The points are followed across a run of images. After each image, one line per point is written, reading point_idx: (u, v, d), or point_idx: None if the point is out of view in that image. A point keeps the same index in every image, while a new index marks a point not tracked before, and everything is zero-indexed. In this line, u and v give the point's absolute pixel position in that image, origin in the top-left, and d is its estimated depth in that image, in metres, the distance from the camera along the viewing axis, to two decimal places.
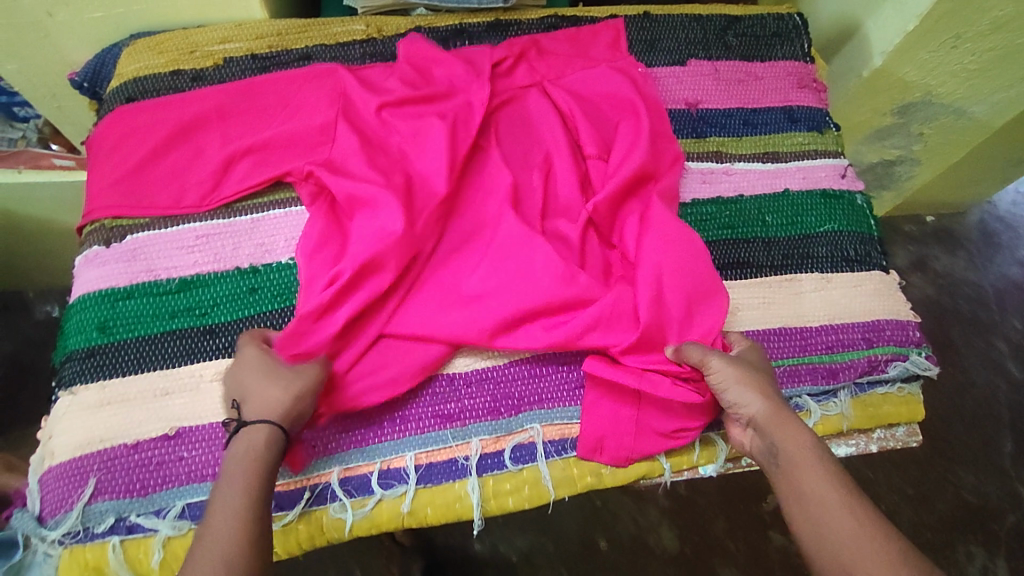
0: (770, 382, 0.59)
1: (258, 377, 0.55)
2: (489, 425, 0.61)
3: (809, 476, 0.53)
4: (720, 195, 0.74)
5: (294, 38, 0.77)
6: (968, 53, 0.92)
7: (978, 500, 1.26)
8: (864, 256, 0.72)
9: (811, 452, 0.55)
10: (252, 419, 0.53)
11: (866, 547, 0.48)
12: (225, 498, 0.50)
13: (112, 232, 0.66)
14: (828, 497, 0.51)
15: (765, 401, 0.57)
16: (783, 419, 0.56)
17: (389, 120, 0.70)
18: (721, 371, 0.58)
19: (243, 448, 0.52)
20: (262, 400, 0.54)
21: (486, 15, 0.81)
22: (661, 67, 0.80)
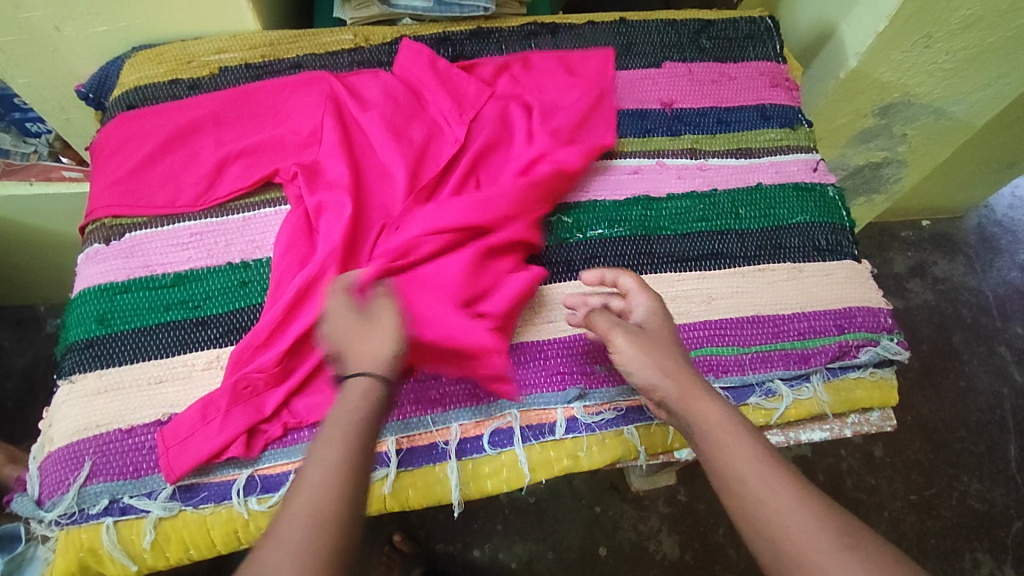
0: (673, 351, 0.59)
1: (359, 332, 0.56)
2: (469, 410, 0.63)
3: (723, 449, 0.54)
4: (695, 190, 0.76)
5: (286, 48, 0.81)
6: (942, 53, 0.96)
7: (985, 507, 1.25)
8: (837, 246, 0.74)
9: (723, 420, 0.55)
10: (359, 369, 0.54)
11: (785, 511, 0.50)
12: (325, 449, 0.50)
13: (112, 230, 0.70)
14: (747, 473, 0.52)
15: (670, 376, 0.58)
16: (691, 393, 0.57)
17: (374, 124, 0.74)
18: (625, 351, 0.59)
19: (343, 405, 0.52)
20: (364, 353, 0.55)
21: (468, 23, 0.85)
22: (637, 69, 0.83)
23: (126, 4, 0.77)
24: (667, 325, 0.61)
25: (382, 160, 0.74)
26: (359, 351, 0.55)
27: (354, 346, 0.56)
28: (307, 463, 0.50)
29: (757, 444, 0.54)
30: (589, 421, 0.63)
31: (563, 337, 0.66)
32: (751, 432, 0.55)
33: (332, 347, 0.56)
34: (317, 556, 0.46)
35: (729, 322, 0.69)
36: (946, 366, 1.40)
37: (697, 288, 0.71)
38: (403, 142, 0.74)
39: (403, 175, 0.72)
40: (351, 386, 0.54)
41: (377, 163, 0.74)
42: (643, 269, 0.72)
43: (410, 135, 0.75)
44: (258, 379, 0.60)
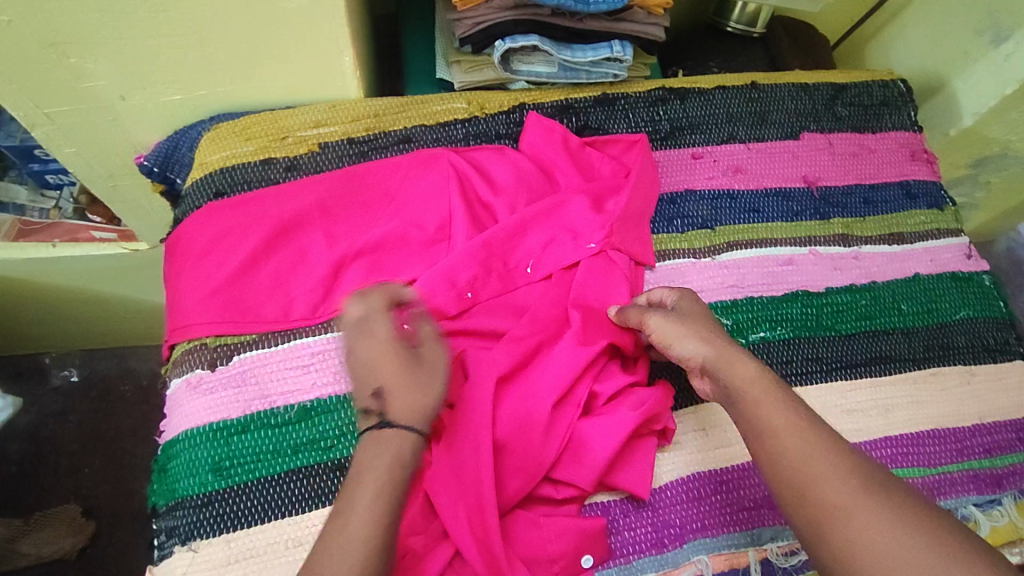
0: (711, 324, 0.57)
1: (395, 376, 0.50)
2: (655, 560, 0.56)
3: (754, 408, 0.51)
4: (854, 283, 0.70)
5: (392, 119, 0.71)
6: None
7: None
8: (1004, 344, 0.70)
9: (761, 382, 0.52)
10: (397, 421, 0.49)
11: (820, 473, 0.47)
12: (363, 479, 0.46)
13: (216, 352, 0.59)
14: (781, 434, 0.49)
15: (709, 343, 0.55)
16: (729, 358, 0.54)
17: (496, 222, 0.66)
18: (660, 326, 0.57)
19: (377, 454, 0.47)
20: (406, 402, 0.49)
21: (592, 88, 0.76)
22: (775, 141, 0.77)
23: (212, 73, 0.65)
24: (700, 303, 0.59)
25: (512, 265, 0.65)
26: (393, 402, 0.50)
27: (390, 389, 0.50)
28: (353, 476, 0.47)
29: (793, 402, 0.51)
30: (784, 564, 0.57)
31: (741, 465, 0.60)
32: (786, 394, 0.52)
33: (368, 385, 0.51)
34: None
35: (911, 438, 0.63)
36: None
37: (872, 400, 0.65)
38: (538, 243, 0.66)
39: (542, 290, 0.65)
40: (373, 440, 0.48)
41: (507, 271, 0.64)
42: (813, 378, 0.65)
43: (542, 233, 0.66)
44: (418, 542, 0.52)
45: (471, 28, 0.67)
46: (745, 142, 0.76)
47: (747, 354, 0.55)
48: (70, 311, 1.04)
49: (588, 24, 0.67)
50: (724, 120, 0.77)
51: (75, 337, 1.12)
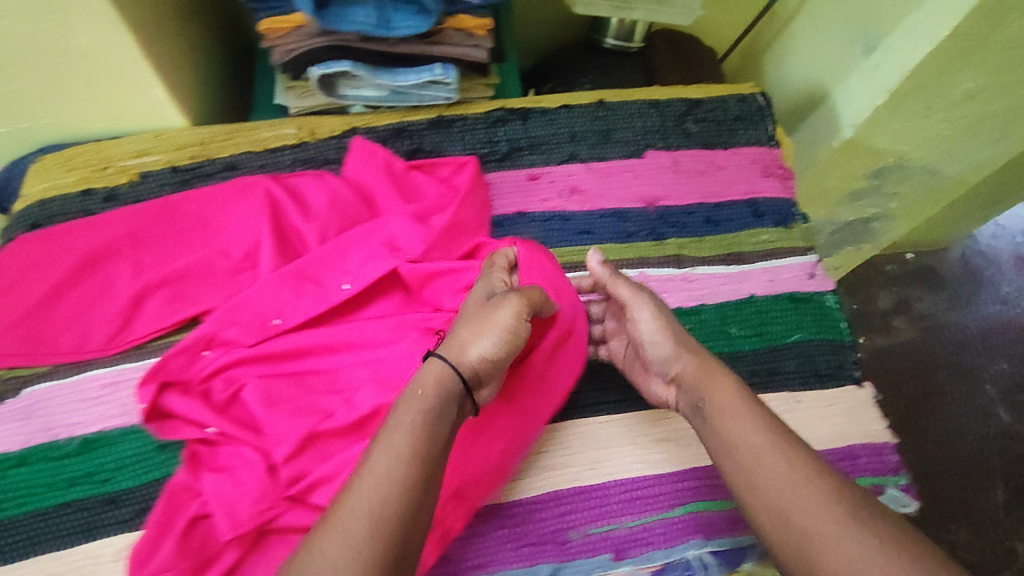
0: (681, 329, 0.61)
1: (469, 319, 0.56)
2: None
3: (734, 422, 0.53)
4: (681, 307, 0.68)
5: (218, 147, 0.71)
6: (941, 121, 0.89)
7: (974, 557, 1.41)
8: (837, 369, 0.67)
9: (737, 399, 0.54)
10: (442, 354, 0.54)
11: (795, 494, 0.48)
12: (393, 436, 0.48)
13: (7, 385, 0.61)
14: (758, 444, 0.51)
15: (685, 351, 0.58)
16: (704, 376, 0.57)
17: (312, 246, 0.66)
18: (641, 317, 0.60)
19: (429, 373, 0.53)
20: (457, 343, 0.55)
21: (427, 109, 0.75)
22: (616, 160, 0.75)
23: (22, 106, 0.65)
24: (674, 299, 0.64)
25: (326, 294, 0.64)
26: (455, 341, 0.55)
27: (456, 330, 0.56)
28: (387, 430, 0.49)
29: (762, 417, 0.53)
30: None
31: (533, 498, 0.60)
32: (751, 408, 0.54)
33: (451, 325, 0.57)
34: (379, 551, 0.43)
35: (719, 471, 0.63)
36: (931, 409, 1.57)
37: (681, 430, 0.65)
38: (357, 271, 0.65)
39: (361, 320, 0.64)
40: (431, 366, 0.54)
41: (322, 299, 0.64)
42: (622, 407, 0.65)
43: (360, 253, 0.65)
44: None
45: (285, 55, 0.66)
46: (586, 162, 0.75)
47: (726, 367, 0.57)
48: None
49: (403, 49, 0.66)
50: (566, 139, 0.76)
51: None
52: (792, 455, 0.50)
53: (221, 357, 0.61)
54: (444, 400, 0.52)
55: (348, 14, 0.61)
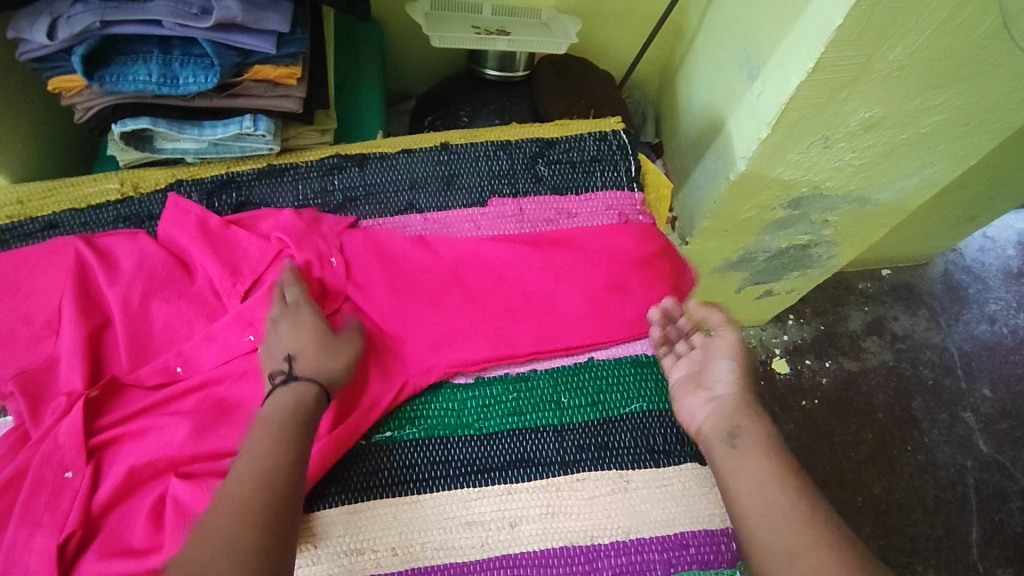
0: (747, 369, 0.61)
1: (300, 333, 0.58)
2: None
3: (752, 454, 0.54)
4: (509, 373, 0.64)
5: (39, 205, 0.70)
6: (847, 151, 0.83)
7: None
8: (678, 444, 0.61)
9: (765, 434, 0.55)
10: (303, 380, 0.55)
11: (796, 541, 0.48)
12: (263, 430, 0.52)
13: None
14: (769, 475, 0.52)
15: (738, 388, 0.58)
16: (747, 408, 0.57)
17: (152, 290, 0.64)
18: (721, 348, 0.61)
19: (277, 405, 0.54)
20: (313, 363, 0.56)
21: (256, 160, 0.73)
22: (457, 210, 0.71)
23: None
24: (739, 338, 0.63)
25: (142, 360, 0.62)
26: (304, 360, 0.56)
27: (298, 355, 0.57)
28: (257, 427, 0.52)
29: (779, 453, 0.54)
30: None
31: None
32: (770, 435, 0.55)
33: (280, 351, 0.57)
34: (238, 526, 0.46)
35: (531, 558, 0.56)
36: (902, 437, 1.42)
37: (497, 511, 0.58)
38: (182, 336, 0.63)
39: (198, 371, 0.62)
40: (284, 392, 0.55)
41: (140, 364, 0.61)
42: (433, 487, 0.59)
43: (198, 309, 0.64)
44: None
45: (85, 114, 0.63)
46: (423, 212, 0.71)
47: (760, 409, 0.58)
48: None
49: (200, 104, 0.63)
50: (405, 187, 0.72)
51: None
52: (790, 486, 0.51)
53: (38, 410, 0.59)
54: (314, 409, 0.55)
55: (128, 72, 0.59)
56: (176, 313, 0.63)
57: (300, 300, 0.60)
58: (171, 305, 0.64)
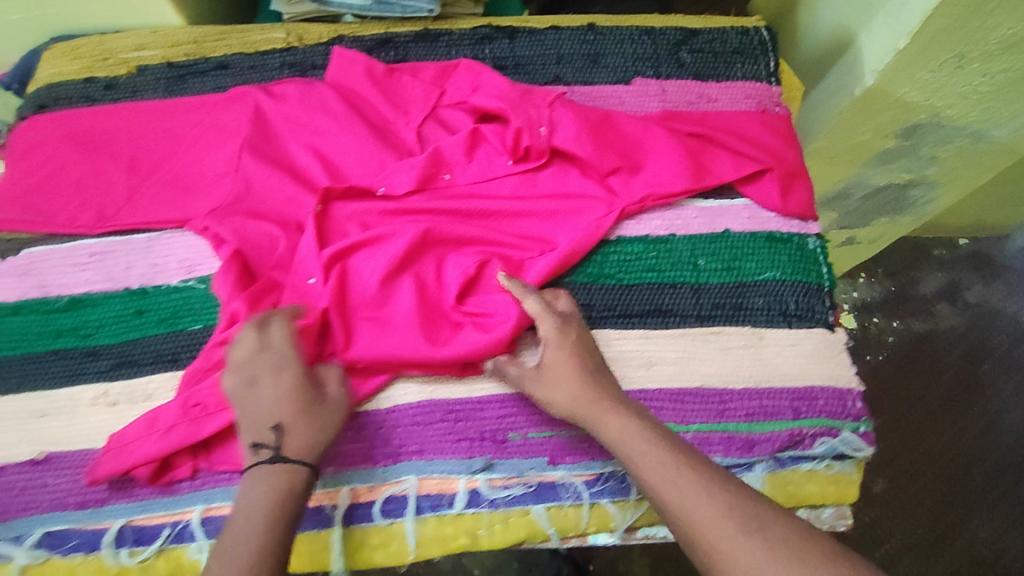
0: (578, 368, 0.57)
1: (292, 405, 0.55)
2: (331, 477, 0.58)
3: (632, 458, 0.52)
4: (650, 235, 0.67)
5: (212, 45, 0.75)
6: (978, 74, 0.82)
7: (992, 554, 1.29)
8: (808, 311, 0.64)
9: (634, 431, 0.53)
10: (294, 459, 0.54)
11: (704, 517, 0.48)
12: (247, 506, 0.52)
13: (9, 245, 0.66)
14: (657, 476, 0.51)
15: (577, 394, 0.56)
16: (600, 410, 0.55)
17: (323, 129, 0.69)
18: (530, 383, 0.57)
19: (265, 485, 0.52)
20: (303, 441, 0.54)
21: (415, 24, 0.77)
22: (603, 85, 0.74)
23: None
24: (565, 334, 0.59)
25: (315, 192, 0.67)
26: (293, 435, 0.54)
27: (291, 429, 0.54)
28: (241, 506, 0.52)
29: (660, 444, 0.53)
30: (493, 496, 0.58)
31: (475, 398, 0.60)
32: (635, 422, 0.54)
33: (268, 420, 0.55)
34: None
35: (670, 395, 0.61)
36: (969, 401, 1.42)
37: (637, 351, 0.63)
38: (354, 171, 0.68)
39: (366, 202, 0.67)
40: (274, 470, 0.53)
41: (315, 193, 0.67)
42: None
43: (362, 148, 0.68)
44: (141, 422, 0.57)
45: None
46: (570, 85, 0.74)
47: (615, 396, 0.56)
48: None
49: None
50: (553, 61, 0.75)
51: None
52: (675, 469, 0.51)
53: (222, 225, 0.65)
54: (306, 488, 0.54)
55: None
56: (346, 151, 0.69)
57: (290, 354, 0.57)
58: (340, 144, 0.69)
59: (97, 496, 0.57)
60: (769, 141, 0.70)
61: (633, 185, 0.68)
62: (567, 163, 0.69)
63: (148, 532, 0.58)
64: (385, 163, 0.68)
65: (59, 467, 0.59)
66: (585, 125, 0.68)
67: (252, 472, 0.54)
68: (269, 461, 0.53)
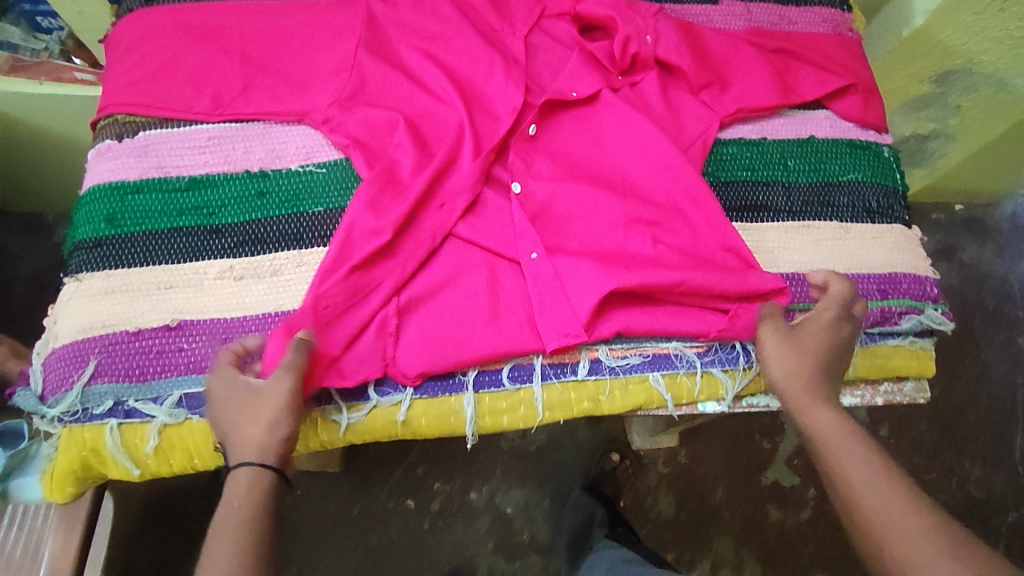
0: (815, 354, 0.57)
1: (239, 412, 0.54)
2: None
3: (829, 448, 0.53)
4: (742, 137, 0.72)
5: None
6: (1016, 18, 0.88)
7: (983, 494, 1.27)
8: (887, 208, 0.70)
9: (839, 425, 0.54)
10: (241, 462, 0.52)
11: (888, 513, 0.48)
12: (220, 513, 0.51)
13: (125, 127, 0.67)
14: (851, 467, 0.51)
15: (800, 371, 0.56)
16: (811, 396, 0.55)
17: (433, 30, 0.72)
18: (767, 344, 0.59)
19: (231, 492, 0.52)
20: (245, 440, 0.53)
21: None
22: (692, 6, 0.78)
23: None
24: (821, 330, 0.58)
25: (428, 89, 0.69)
26: (236, 440, 0.53)
27: (232, 435, 0.53)
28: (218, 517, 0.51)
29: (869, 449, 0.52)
30: (612, 364, 0.63)
31: None
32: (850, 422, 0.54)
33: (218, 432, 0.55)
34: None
35: None
36: None
37: None
38: (464, 65, 0.71)
39: (477, 95, 0.70)
40: (234, 476, 0.53)
41: (429, 92, 0.69)
42: None
43: (471, 47, 0.71)
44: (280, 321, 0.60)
45: None
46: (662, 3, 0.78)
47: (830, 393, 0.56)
48: (59, 174, 1.11)
49: None
50: None
51: (43, 194, 1.18)
52: (879, 469, 0.50)
53: (338, 113, 0.66)
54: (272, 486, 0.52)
55: None
56: (456, 50, 0.71)
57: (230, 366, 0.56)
58: (448, 43, 0.71)
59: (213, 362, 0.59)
60: (847, 61, 0.75)
61: (723, 100, 0.71)
62: (665, 73, 0.73)
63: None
64: (489, 63, 0.70)
65: (193, 333, 0.60)
66: (684, 39, 0.72)
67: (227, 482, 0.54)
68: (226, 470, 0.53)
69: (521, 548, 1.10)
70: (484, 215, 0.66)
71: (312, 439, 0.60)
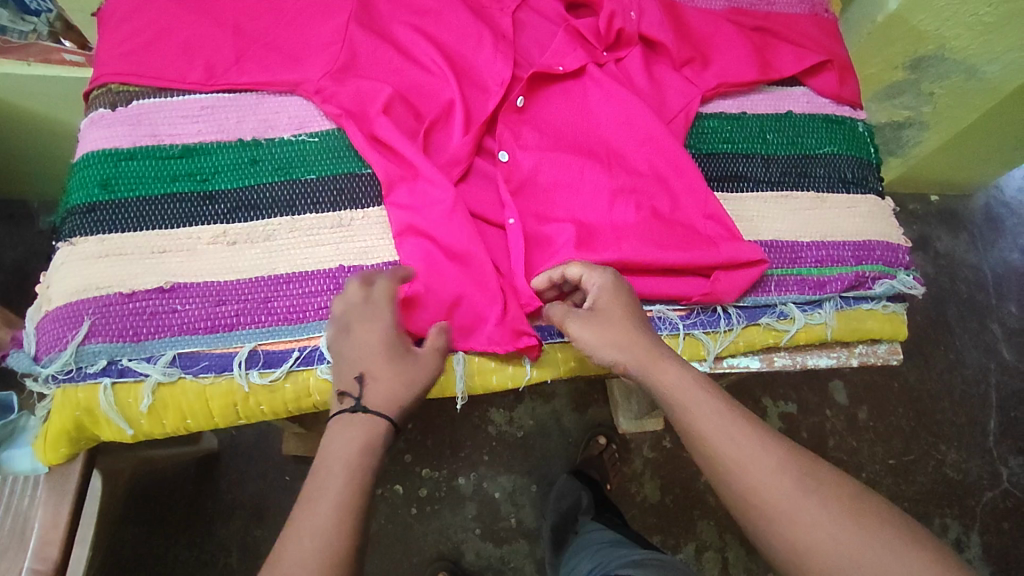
0: (630, 320, 0.56)
1: (390, 363, 0.55)
2: None
3: (695, 417, 0.52)
4: (723, 111, 0.74)
5: None
6: (984, 4, 0.91)
7: (958, 476, 1.29)
8: (862, 179, 0.73)
9: (688, 385, 0.53)
10: (375, 411, 0.53)
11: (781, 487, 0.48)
12: (331, 456, 0.50)
13: (118, 96, 0.68)
14: (725, 442, 0.50)
15: (631, 339, 0.55)
16: (655, 364, 0.54)
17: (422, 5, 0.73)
18: (581, 329, 0.56)
19: (352, 435, 0.51)
20: (389, 391, 0.54)
21: None
22: None
23: None
24: (620, 294, 0.57)
25: (417, 60, 0.71)
26: (377, 385, 0.54)
27: (374, 377, 0.54)
28: (323, 459, 0.50)
29: (739, 416, 0.51)
30: None
31: None
32: (703, 383, 0.53)
33: (354, 369, 0.55)
34: (343, 538, 0.47)
35: None
36: None
37: None
38: (452, 39, 0.72)
39: (465, 68, 0.72)
40: (354, 420, 0.52)
41: (418, 63, 0.71)
42: None
43: (459, 21, 0.72)
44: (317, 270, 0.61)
45: None
46: None
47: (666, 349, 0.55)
48: (44, 160, 1.11)
49: None
50: None
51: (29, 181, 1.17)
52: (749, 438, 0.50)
53: (331, 82, 0.68)
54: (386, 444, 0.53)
55: None
56: (444, 24, 0.73)
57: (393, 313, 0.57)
58: (437, 18, 0.73)
59: (207, 323, 0.60)
60: (823, 39, 0.78)
61: (704, 76, 0.73)
62: (648, 48, 0.75)
63: (277, 356, 0.61)
64: (478, 36, 0.72)
65: (186, 295, 0.61)
66: (666, 15, 0.74)
67: (335, 419, 0.53)
68: (349, 409, 0.53)
69: (509, 533, 1.10)
70: (474, 184, 0.68)
71: (305, 399, 0.62)
